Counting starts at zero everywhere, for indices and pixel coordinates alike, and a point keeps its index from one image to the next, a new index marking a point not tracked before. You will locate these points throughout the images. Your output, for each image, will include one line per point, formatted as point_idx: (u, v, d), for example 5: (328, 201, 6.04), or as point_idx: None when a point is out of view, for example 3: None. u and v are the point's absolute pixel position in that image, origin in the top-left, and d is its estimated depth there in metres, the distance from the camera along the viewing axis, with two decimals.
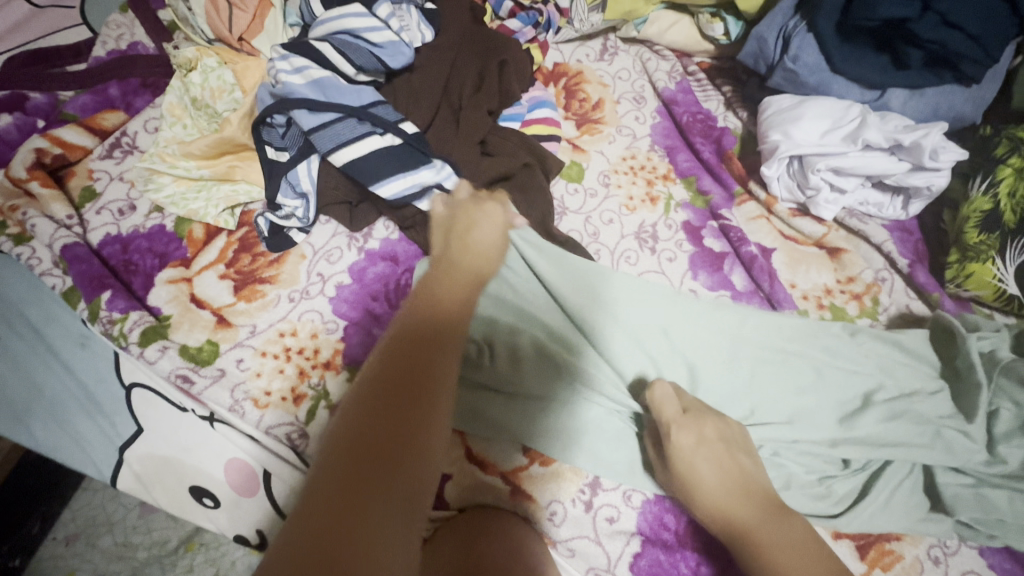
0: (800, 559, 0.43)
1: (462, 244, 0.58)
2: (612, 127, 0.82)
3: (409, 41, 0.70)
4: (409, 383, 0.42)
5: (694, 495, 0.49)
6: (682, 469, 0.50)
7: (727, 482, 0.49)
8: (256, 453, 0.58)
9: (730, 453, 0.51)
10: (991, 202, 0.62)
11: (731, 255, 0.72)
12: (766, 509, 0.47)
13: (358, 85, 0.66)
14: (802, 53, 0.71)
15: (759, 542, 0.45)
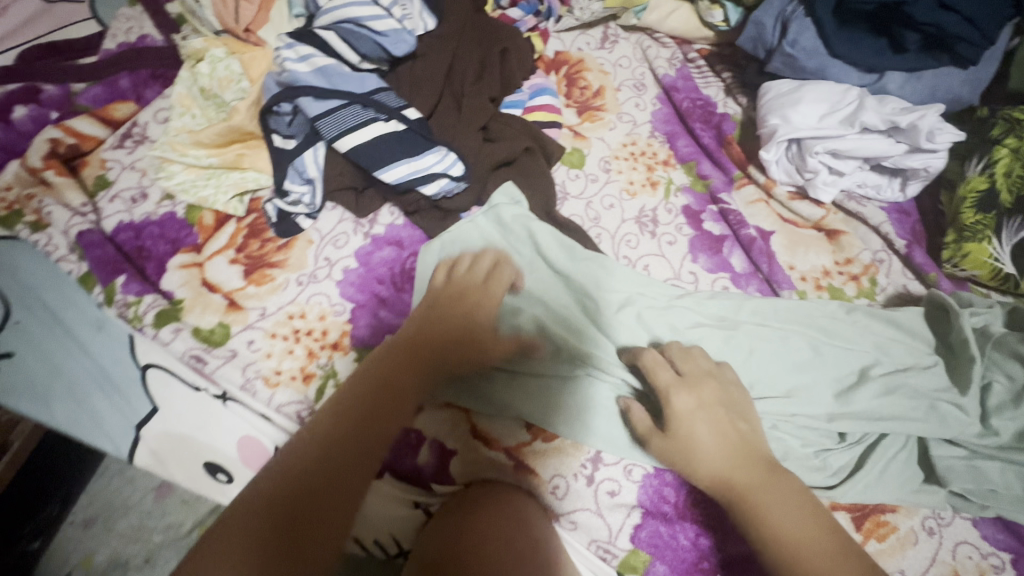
0: (790, 519, 0.47)
1: (462, 288, 0.61)
2: (613, 114, 0.83)
3: (411, 30, 0.71)
4: (372, 412, 0.50)
5: (693, 458, 0.51)
6: (680, 432, 0.52)
7: (725, 447, 0.51)
8: (268, 431, 0.60)
9: (729, 419, 0.53)
10: (986, 181, 0.64)
11: (730, 238, 0.73)
12: (762, 471, 0.50)
13: (362, 73, 0.67)
14: (800, 38, 0.72)
15: (756, 502, 0.48)
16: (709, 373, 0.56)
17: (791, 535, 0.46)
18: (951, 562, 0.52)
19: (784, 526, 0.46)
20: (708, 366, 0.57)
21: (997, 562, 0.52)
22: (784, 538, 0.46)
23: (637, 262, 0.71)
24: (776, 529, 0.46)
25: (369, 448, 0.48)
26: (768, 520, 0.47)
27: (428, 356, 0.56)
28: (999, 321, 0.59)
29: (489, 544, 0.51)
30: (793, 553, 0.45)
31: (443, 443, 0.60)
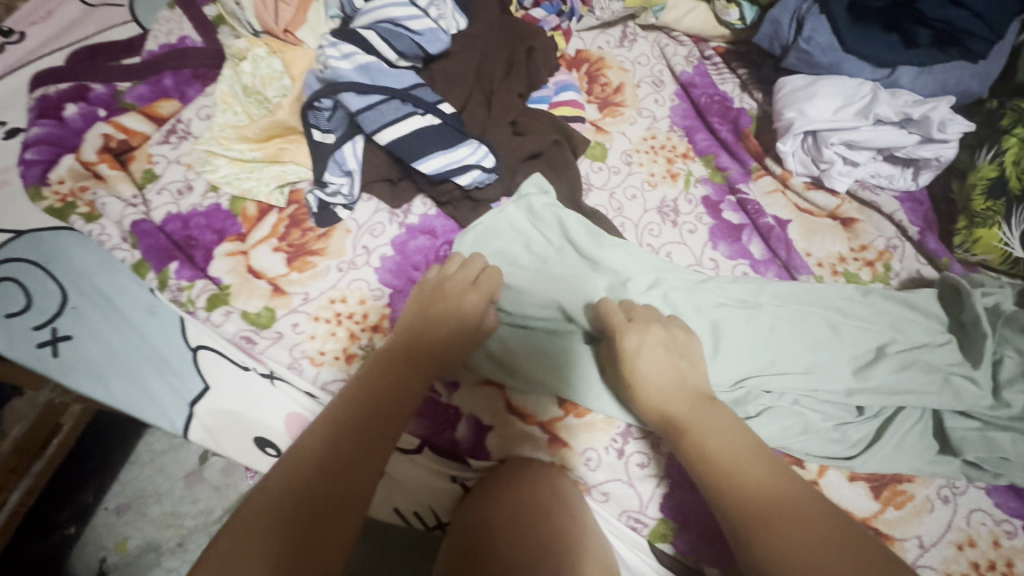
0: (723, 438, 0.48)
1: (445, 288, 0.61)
2: (633, 109, 0.86)
3: (446, 29, 0.74)
4: (375, 414, 0.49)
5: (640, 393, 0.54)
6: (631, 371, 0.55)
7: (673, 384, 0.53)
8: (314, 407, 0.64)
9: (672, 358, 0.55)
10: (997, 170, 0.66)
11: (749, 227, 0.76)
12: (696, 402, 0.52)
13: (400, 70, 0.71)
14: (816, 35, 0.74)
15: (692, 427, 0.50)
16: (657, 320, 0.59)
17: (725, 450, 0.47)
18: (966, 527, 0.55)
19: (718, 444, 0.47)
20: (657, 315, 0.60)
21: (1009, 527, 0.55)
22: (713, 454, 0.47)
23: (660, 249, 0.75)
24: (709, 450, 0.47)
25: (376, 448, 0.47)
26: (703, 439, 0.48)
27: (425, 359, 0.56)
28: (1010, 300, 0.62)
29: (531, 512, 0.54)
30: (719, 465, 0.46)
31: (479, 418, 0.63)
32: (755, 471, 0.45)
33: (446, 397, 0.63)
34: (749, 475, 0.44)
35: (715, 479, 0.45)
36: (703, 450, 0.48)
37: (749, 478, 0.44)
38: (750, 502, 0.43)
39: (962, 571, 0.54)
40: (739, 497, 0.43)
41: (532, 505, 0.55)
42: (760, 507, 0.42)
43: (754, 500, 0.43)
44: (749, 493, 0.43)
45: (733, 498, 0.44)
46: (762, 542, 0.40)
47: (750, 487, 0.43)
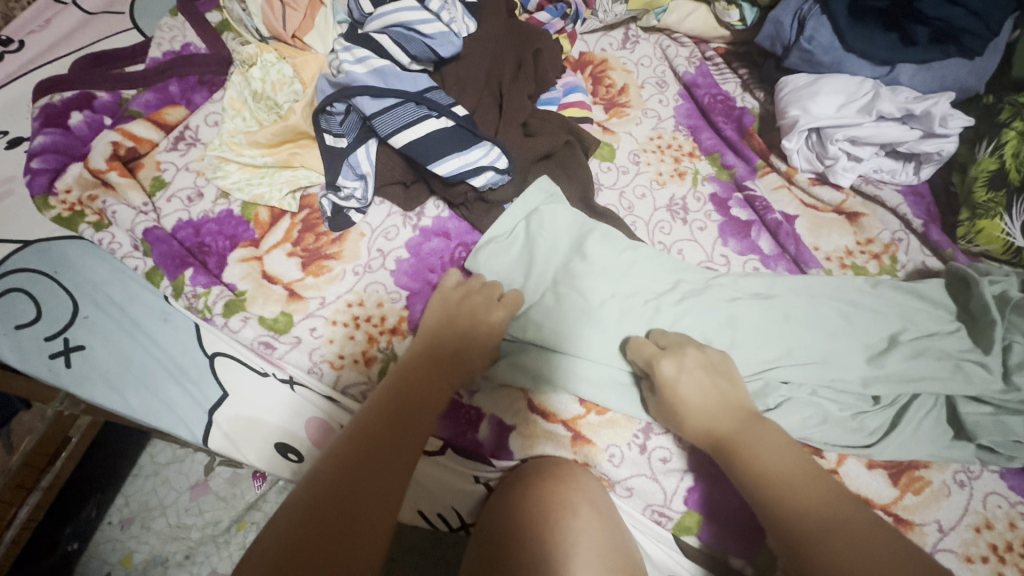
0: (772, 453, 0.51)
1: (472, 305, 0.63)
2: (639, 110, 0.88)
3: (457, 32, 0.74)
4: (398, 421, 0.51)
5: (684, 415, 0.57)
6: (671, 395, 0.57)
7: (710, 404, 0.56)
8: (334, 412, 0.63)
9: (711, 378, 0.58)
10: (996, 162, 0.68)
11: (757, 223, 0.77)
12: (743, 421, 0.55)
13: (413, 73, 0.72)
14: (817, 34, 0.76)
15: (742, 443, 0.53)
16: (692, 342, 0.61)
17: (774, 465, 0.50)
18: (983, 510, 0.57)
19: (768, 459, 0.50)
20: (688, 338, 0.62)
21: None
22: (768, 468, 0.50)
23: (672, 246, 0.76)
24: (762, 463, 0.50)
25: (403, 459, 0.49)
26: (751, 455, 0.51)
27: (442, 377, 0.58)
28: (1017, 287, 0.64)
29: (548, 511, 0.54)
30: (773, 479, 0.49)
31: (501, 418, 0.63)
32: (808, 485, 0.48)
33: (467, 399, 0.64)
34: (806, 490, 0.47)
35: (767, 492, 0.48)
36: (755, 463, 0.51)
37: (801, 488, 0.48)
38: (806, 513, 0.46)
39: (982, 553, 0.55)
40: (791, 509, 0.46)
41: (552, 501, 0.55)
42: (816, 519, 0.45)
43: (811, 513, 0.46)
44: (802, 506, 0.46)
45: (787, 504, 0.47)
46: (823, 548, 0.43)
47: (805, 500, 0.47)
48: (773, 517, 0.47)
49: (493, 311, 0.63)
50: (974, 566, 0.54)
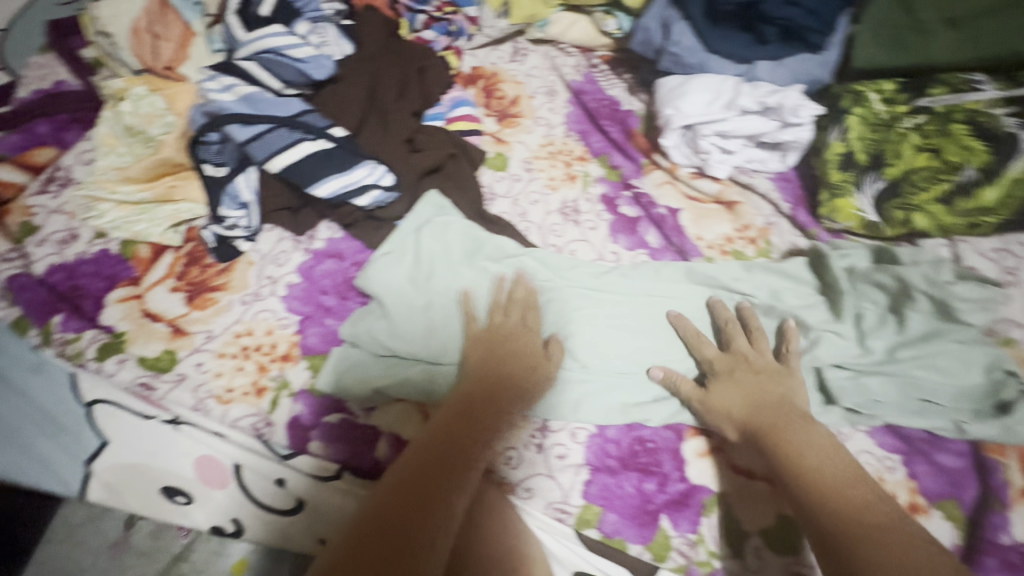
0: (816, 457, 0.52)
1: (504, 332, 0.65)
2: (530, 120, 0.91)
3: (329, 55, 0.77)
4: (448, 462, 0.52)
5: (726, 410, 0.59)
6: (716, 395, 0.60)
7: (752, 406, 0.58)
8: (224, 448, 0.61)
9: (764, 379, 0.60)
10: (844, 146, 0.74)
11: (644, 218, 0.81)
12: (795, 420, 0.56)
13: (286, 98, 0.72)
14: (680, 38, 0.81)
15: (782, 439, 0.54)
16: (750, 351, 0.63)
17: (815, 466, 0.51)
18: None
19: (812, 461, 0.51)
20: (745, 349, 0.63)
21: (891, 463, 0.60)
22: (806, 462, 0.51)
23: (565, 248, 0.78)
24: (800, 459, 0.52)
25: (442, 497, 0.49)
26: (787, 453, 0.53)
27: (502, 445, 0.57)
28: (866, 259, 0.69)
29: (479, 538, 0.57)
30: (815, 478, 0.49)
31: (399, 434, 0.63)
32: (847, 491, 0.48)
33: (364, 418, 0.64)
34: (849, 496, 0.47)
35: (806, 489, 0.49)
36: (795, 461, 0.52)
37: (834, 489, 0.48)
38: (843, 515, 0.46)
39: None
40: (827, 503, 0.47)
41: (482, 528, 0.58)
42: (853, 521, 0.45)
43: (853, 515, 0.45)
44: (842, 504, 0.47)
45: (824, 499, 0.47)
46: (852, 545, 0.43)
47: (844, 499, 0.47)
48: (809, 510, 0.48)
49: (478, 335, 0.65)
50: None
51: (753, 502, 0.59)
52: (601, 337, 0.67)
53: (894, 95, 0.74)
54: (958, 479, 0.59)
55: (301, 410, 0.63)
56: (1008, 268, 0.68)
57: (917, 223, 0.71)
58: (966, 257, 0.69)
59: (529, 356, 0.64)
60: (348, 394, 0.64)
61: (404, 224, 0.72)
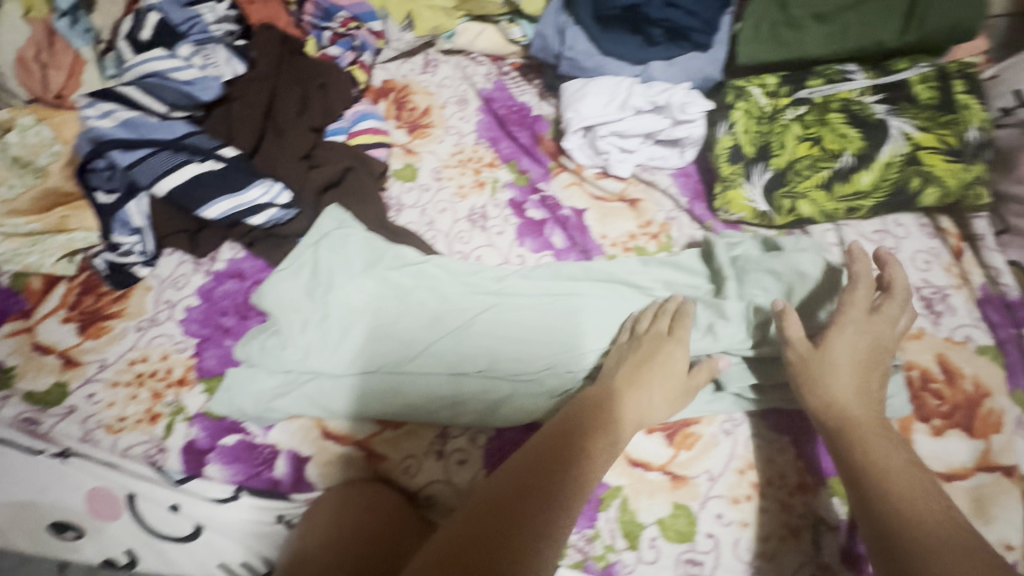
0: (892, 459, 0.49)
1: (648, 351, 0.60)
2: (441, 129, 0.91)
3: (217, 75, 0.77)
4: (556, 464, 0.46)
5: (828, 381, 0.55)
6: (811, 369, 0.56)
7: (856, 388, 0.54)
8: (114, 478, 0.60)
9: (873, 363, 0.56)
10: (732, 139, 0.76)
11: (550, 220, 0.82)
12: (875, 424, 0.53)
13: (170, 121, 0.72)
14: (575, 43, 0.83)
15: (864, 437, 0.51)
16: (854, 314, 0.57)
17: (891, 469, 0.48)
18: (746, 453, 0.62)
19: (890, 464, 0.49)
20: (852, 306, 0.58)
21: (780, 444, 0.63)
22: (883, 468, 0.49)
23: (471, 254, 0.79)
24: (875, 464, 0.49)
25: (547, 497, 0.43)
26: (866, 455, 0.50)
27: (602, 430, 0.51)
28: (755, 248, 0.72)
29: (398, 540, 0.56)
30: (888, 484, 0.47)
31: (298, 451, 0.63)
32: (917, 501, 0.46)
33: (262, 438, 0.63)
34: (915, 505, 0.45)
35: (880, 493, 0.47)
36: (869, 464, 0.49)
37: (912, 500, 0.46)
38: (914, 530, 0.44)
39: (745, 492, 0.60)
40: (896, 509, 0.46)
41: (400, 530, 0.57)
42: (923, 536, 0.43)
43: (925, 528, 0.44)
44: (916, 514, 0.45)
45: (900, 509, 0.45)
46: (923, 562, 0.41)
47: (921, 510, 0.45)
48: (879, 516, 0.46)
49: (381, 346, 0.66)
50: (739, 505, 0.60)
51: (649, 492, 0.60)
52: (499, 343, 0.66)
53: (776, 88, 0.77)
54: None
55: (196, 434, 0.63)
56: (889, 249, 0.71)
57: (803, 210, 0.73)
58: (850, 241, 0.72)
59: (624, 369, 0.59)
60: (244, 415, 0.63)
61: (303, 241, 0.72)
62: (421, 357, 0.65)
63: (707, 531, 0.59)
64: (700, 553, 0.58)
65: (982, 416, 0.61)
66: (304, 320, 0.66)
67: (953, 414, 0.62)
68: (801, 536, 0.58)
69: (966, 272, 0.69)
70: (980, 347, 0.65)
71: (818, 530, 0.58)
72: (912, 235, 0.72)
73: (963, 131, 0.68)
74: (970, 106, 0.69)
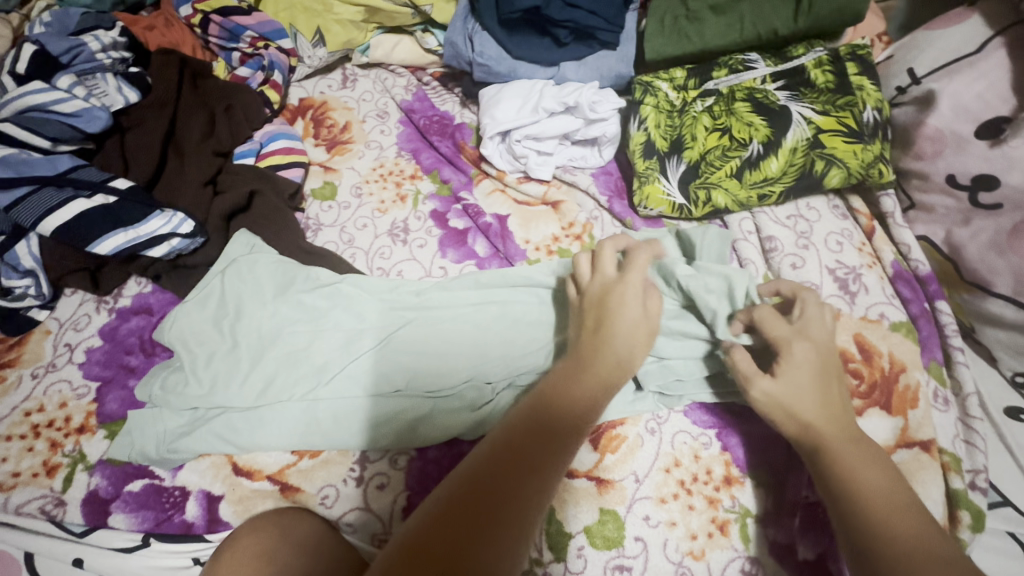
0: (868, 476, 0.47)
1: (604, 303, 0.53)
2: (361, 144, 0.85)
3: (103, 105, 0.75)
4: (518, 471, 0.42)
5: (790, 401, 0.51)
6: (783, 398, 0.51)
7: (819, 404, 0.50)
8: (10, 537, 0.56)
9: (825, 381, 0.52)
10: (644, 135, 0.75)
11: (473, 229, 0.79)
12: (846, 438, 0.50)
13: (55, 156, 0.70)
14: (484, 49, 0.82)
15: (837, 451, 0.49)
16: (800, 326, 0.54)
17: (870, 489, 0.46)
18: (671, 450, 0.61)
19: (869, 484, 0.46)
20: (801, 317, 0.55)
21: (706, 439, 0.62)
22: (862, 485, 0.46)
23: (391, 270, 0.76)
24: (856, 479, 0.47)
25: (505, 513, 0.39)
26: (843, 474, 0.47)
27: (570, 420, 0.46)
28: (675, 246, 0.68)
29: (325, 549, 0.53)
30: (868, 504, 0.45)
31: (209, 490, 0.60)
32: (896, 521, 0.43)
33: (170, 480, 0.60)
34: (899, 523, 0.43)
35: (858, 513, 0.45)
36: (846, 479, 0.47)
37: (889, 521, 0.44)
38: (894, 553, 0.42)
39: (672, 491, 0.59)
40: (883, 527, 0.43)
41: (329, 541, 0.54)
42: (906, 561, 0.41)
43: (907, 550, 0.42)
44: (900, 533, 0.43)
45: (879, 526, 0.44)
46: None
47: (904, 532, 0.43)
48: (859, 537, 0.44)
49: (296, 369, 0.63)
50: (667, 505, 0.58)
51: (575, 500, 0.59)
52: (420, 359, 0.64)
53: (684, 81, 0.77)
54: (769, 444, 0.60)
55: (99, 483, 0.59)
56: (802, 233, 0.72)
57: (718, 201, 0.72)
58: (766, 227, 0.73)
59: (597, 335, 0.51)
60: (147, 458, 0.59)
61: (211, 269, 0.69)
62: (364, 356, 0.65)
63: (635, 535, 0.57)
64: (629, 558, 0.56)
65: (900, 392, 0.61)
66: (214, 353, 0.64)
67: (871, 394, 0.61)
68: (730, 532, 0.57)
69: (876, 250, 0.71)
70: (894, 324, 0.65)
71: (747, 524, 0.57)
72: (824, 218, 0.73)
73: (859, 112, 0.69)
74: (864, 87, 0.70)
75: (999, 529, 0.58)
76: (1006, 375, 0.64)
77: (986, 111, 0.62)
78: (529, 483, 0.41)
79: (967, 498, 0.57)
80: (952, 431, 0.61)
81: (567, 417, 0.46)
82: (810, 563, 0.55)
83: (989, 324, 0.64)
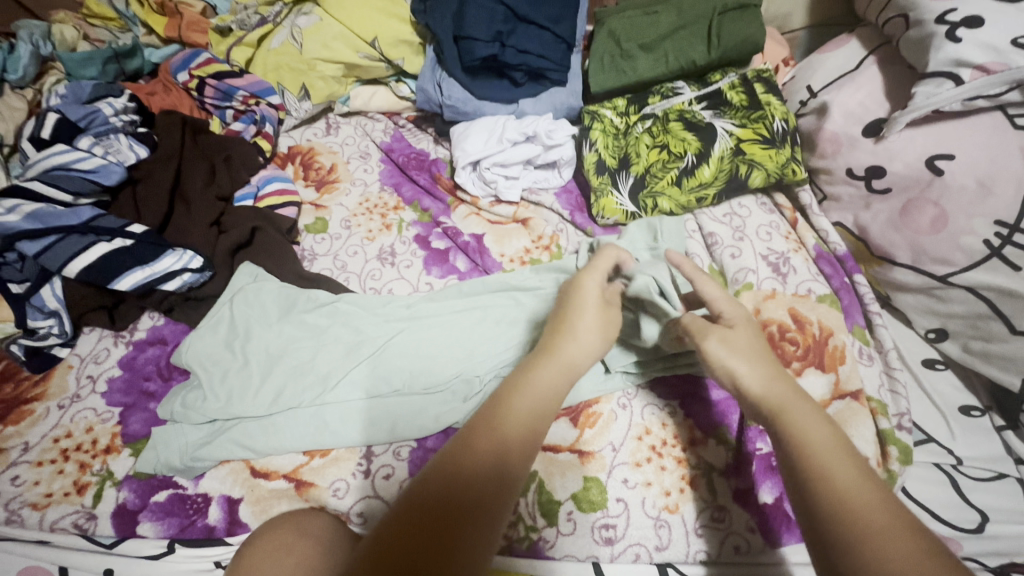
0: (819, 439, 0.45)
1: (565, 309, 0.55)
2: (347, 182, 0.95)
3: (116, 160, 0.85)
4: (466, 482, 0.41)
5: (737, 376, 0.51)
6: (724, 362, 0.53)
7: (770, 376, 0.50)
8: (45, 553, 0.61)
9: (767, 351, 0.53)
10: (595, 155, 0.86)
11: (453, 248, 0.88)
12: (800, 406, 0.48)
13: (76, 208, 0.79)
14: (451, 94, 0.94)
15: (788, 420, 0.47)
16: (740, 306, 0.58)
17: (821, 451, 0.44)
18: (642, 421, 0.70)
19: (817, 442, 0.44)
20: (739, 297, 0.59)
21: (670, 409, 0.70)
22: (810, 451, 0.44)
23: (382, 289, 0.84)
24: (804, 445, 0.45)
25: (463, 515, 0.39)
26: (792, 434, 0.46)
27: (526, 434, 0.45)
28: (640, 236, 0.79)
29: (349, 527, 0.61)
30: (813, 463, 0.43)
31: (228, 494, 0.65)
32: (860, 489, 0.41)
33: (193, 489, 0.66)
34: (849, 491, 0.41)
35: (812, 482, 0.42)
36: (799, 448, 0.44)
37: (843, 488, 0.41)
38: (843, 512, 0.40)
39: (645, 456, 0.67)
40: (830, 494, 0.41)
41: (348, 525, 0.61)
42: (850, 517, 0.39)
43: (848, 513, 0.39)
44: (847, 500, 0.40)
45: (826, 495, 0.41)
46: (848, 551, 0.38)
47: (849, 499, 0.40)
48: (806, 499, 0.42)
49: (302, 378, 0.71)
50: (641, 468, 0.66)
51: (560, 471, 0.66)
52: (414, 362, 0.72)
53: (625, 109, 0.90)
54: (722, 408, 0.70)
55: (127, 496, 0.65)
56: (737, 227, 0.84)
57: (664, 206, 0.83)
58: (706, 226, 0.84)
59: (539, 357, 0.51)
60: (172, 469, 0.65)
61: (221, 296, 0.78)
62: (371, 359, 0.72)
63: (617, 497, 0.65)
64: (613, 517, 0.63)
65: (830, 352, 0.71)
66: (228, 372, 0.71)
67: (806, 355, 0.71)
68: (698, 486, 0.65)
69: (801, 237, 0.83)
70: (820, 296, 0.76)
71: (711, 479, 0.65)
72: (753, 214, 0.85)
73: (770, 123, 0.82)
74: (772, 103, 0.84)
75: (926, 461, 0.67)
76: (920, 333, 0.75)
77: (867, 115, 0.75)
78: (484, 498, 0.40)
79: (893, 436, 0.66)
80: (877, 381, 0.71)
81: (514, 429, 0.45)
82: (769, 506, 0.63)
83: (900, 290, 0.75)
